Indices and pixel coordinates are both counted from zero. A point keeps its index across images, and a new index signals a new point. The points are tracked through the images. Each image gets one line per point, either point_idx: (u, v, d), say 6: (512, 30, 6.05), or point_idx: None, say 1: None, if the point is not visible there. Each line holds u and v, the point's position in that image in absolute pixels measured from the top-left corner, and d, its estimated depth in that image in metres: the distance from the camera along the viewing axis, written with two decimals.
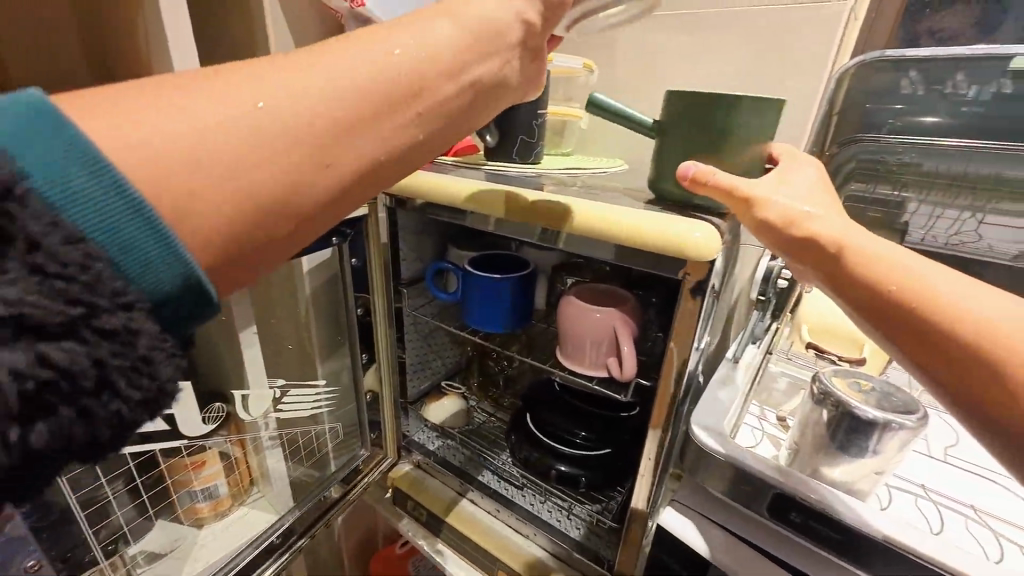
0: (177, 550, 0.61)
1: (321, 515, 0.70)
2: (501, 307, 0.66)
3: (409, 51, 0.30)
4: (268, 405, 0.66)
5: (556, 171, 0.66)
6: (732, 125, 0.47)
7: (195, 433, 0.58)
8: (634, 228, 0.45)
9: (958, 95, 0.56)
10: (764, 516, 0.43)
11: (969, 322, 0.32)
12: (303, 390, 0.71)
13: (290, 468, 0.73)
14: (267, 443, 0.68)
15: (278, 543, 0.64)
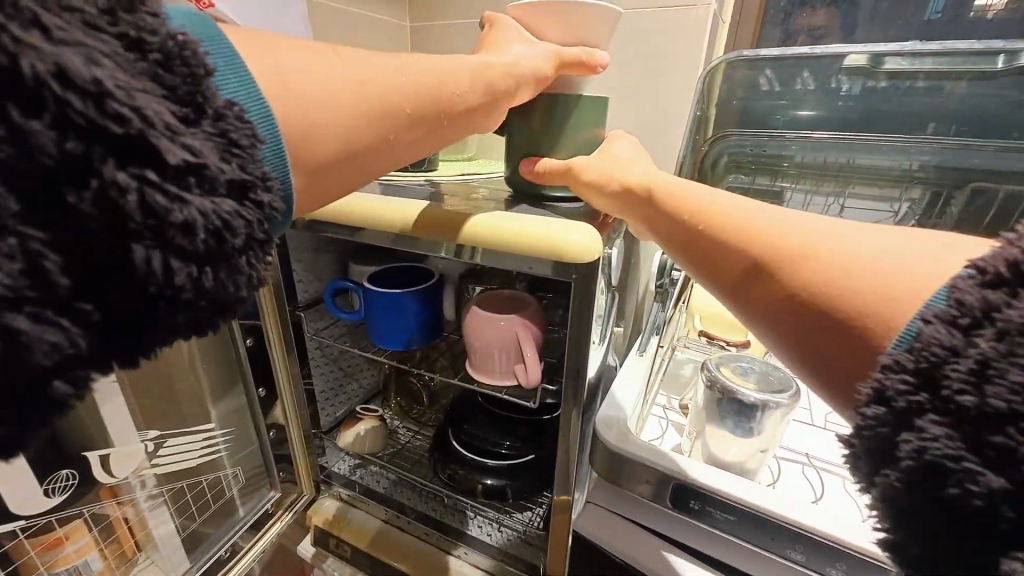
0: None
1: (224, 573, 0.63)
2: (406, 323, 0.63)
3: (453, 73, 0.42)
4: (140, 461, 0.57)
5: (451, 178, 0.64)
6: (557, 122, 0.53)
7: (36, 510, 0.49)
8: (519, 233, 0.44)
9: (807, 91, 0.60)
10: (667, 507, 0.44)
11: (736, 224, 0.36)
12: (188, 437, 0.62)
13: (183, 527, 0.64)
14: (148, 504, 0.60)
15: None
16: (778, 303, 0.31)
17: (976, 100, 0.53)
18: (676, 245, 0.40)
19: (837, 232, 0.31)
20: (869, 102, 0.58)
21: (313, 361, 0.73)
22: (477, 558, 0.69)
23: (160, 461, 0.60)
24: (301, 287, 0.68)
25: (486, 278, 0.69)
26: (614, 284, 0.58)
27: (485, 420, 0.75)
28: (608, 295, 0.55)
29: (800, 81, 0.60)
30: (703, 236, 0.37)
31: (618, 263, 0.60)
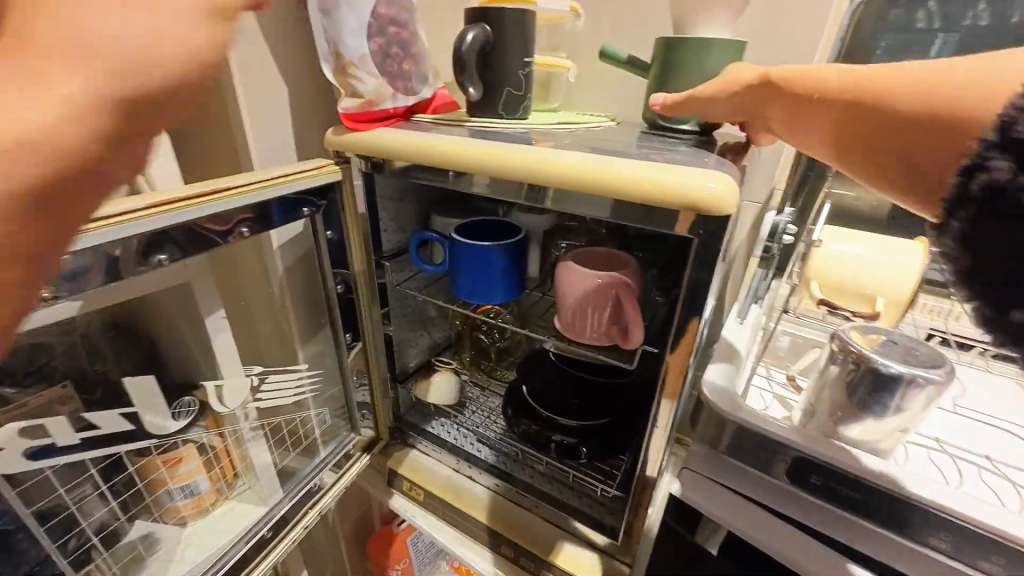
0: (161, 552, 0.58)
1: (312, 504, 0.66)
2: (493, 276, 0.62)
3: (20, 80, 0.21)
4: (246, 394, 0.61)
5: (546, 128, 0.60)
6: (687, 60, 0.57)
7: (163, 431, 0.54)
8: (647, 178, 0.40)
9: (974, 28, 0.53)
10: (782, 481, 0.42)
11: (843, 91, 0.36)
12: (283, 376, 0.66)
13: (278, 458, 0.69)
14: (250, 435, 0.64)
15: (270, 537, 0.61)
16: (902, 160, 0.33)
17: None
18: (809, 118, 0.40)
19: (939, 69, 0.32)
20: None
21: (393, 311, 0.74)
22: (548, 513, 0.70)
23: (261, 395, 0.64)
24: (385, 237, 0.68)
25: (571, 236, 0.67)
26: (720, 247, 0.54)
27: (559, 380, 0.74)
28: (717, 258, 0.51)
29: (969, 15, 0.53)
30: (820, 106, 0.38)
31: None
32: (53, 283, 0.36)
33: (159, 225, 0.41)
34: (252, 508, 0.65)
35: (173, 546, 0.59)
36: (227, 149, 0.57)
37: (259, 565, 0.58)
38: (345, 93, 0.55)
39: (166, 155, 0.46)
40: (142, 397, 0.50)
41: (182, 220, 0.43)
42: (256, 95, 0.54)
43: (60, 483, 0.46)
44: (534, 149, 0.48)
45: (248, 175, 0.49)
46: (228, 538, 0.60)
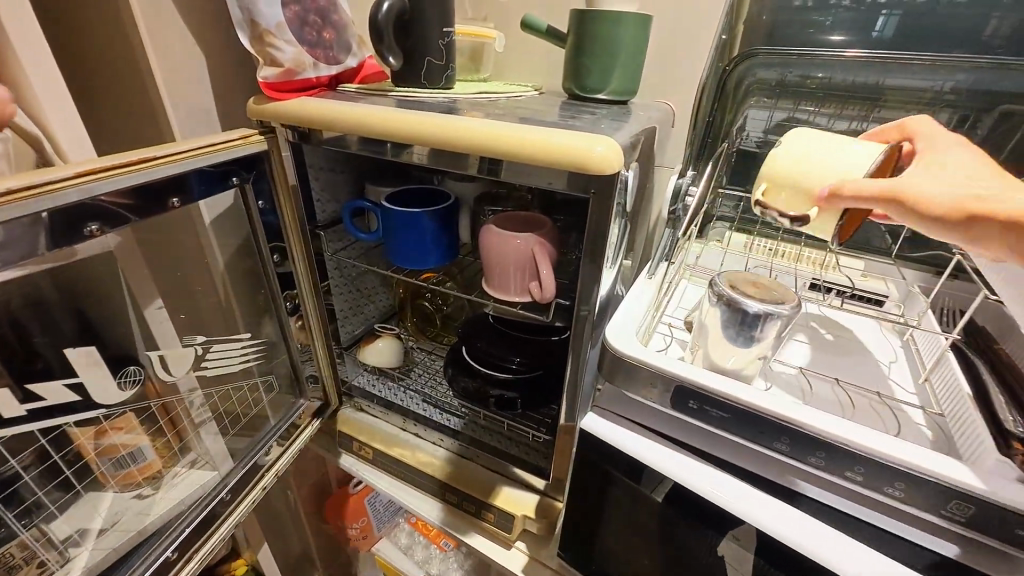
0: (120, 523, 0.59)
1: (266, 468, 0.69)
2: (425, 241, 0.65)
3: None
4: (191, 363, 0.63)
5: (469, 96, 0.63)
6: (605, 31, 0.60)
7: (111, 401, 0.55)
8: (545, 142, 0.45)
9: (871, 14, 0.60)
10: (669, 409, 0.49)
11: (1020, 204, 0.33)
12: (229, 344, 0.68)
13: (224, 435, 0.70)
14: (199, 404, 0.66)
15: (228, 499, 0.64)
16: None
17: (997, 19, 0.55)
18: (940, 224, 0.36)
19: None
20: (903, 20, 0.59)
21: (334, 280, 0.76)
22: (488, 461, 0.76)
23: (206, 365, 0.66)
24: (319, 207, 0.69)
25: (500, 202, 0.70)
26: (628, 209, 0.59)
27: (496, 340, 0.79)
28: (621, 221, 0.56)
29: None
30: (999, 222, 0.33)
31: (637, 187, 0.62)
32: None
33: (79, 197, 0.42)
34: (201, 474, 0.67)
35: (133, 517, 0.60)
36: (145, 119, 0.57)
37: (217, 524, 0.62)
38: (264, 61, 0.55)
39: (78, 126, 0.46)
40: (85, 363, 0.51)
41: (103, 189, 0.44)
42: (170, 63, 0.54)
43: (10, 453, 0.47)
44: (449, 117, 0.51)
45: (167, 146, 0.50)
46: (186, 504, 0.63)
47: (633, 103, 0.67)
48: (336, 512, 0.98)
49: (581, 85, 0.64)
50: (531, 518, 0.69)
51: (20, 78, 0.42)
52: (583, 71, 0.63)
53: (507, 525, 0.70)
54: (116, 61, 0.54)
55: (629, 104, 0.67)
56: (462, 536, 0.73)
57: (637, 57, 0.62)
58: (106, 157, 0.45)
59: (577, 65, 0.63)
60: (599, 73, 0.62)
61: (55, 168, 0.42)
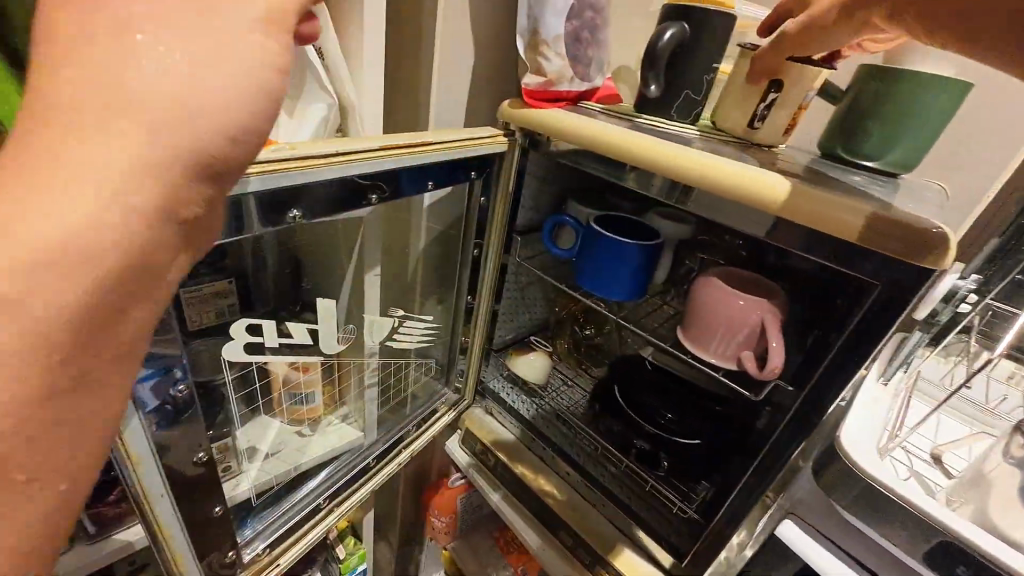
0: (282, 453, 0.64)
1: (406, 445, 0.73)
2: (623, 273, 0.63)
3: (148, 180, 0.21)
4: (385, 333, 0.68)
5: (716, 137, 0.58)
6: (912, 98, 0.51)
7: (330, 349, 0.61)
8: (829, 208, 0.40)
9: None
10: (917, 561, 0.40)
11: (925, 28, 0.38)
12: (416, 322, 0.71)
13: (379, 404, 0.74)
14: (371, 370, 0.69)
15: (371, 465, 0.68)
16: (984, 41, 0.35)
17: None
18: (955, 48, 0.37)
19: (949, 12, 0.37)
20: None
21: (507, 285, 0.77)
22: (613, 514, 0.70)
23: (395, 337, 0.69)
24: (522, 213, 0.70)
25: (703, 250, 0.67)
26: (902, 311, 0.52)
27: (657, 392, 0.73)
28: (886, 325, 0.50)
29: None
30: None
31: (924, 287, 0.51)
32: (297, 203, 0.43)
33: (370, 166, 0.46)
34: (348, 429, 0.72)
35: (293, 451, 0.65)
36: (411, 103, 0.62)
37: (360, 478, 0.66)
38: (530, 69, 0.57)
39: (376, 104, 0.50)
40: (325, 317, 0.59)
41: (389, 166, 0.48)
42: (448, 59, 0.58)
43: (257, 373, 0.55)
44: (707, 155, 0.47)
45: (435, 135, 0.54)
46: (331, 461, 0.68)
47: (905, 178, 0.57)
48: (432, 501, 1.00)
49: (850, 147, 0.56)
50: None
51: (354, 53, 0.47)
52: (859, 134, 0.55)
53: None
54: (407, 48, 0.59)
55: (901, 177, 0.57)
56: None
57: (938, 129, 0.52)
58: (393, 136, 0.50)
59: (851, 125, 0.56)
60: (880, 139, 0.54)
61: (358, 138, 0.47)
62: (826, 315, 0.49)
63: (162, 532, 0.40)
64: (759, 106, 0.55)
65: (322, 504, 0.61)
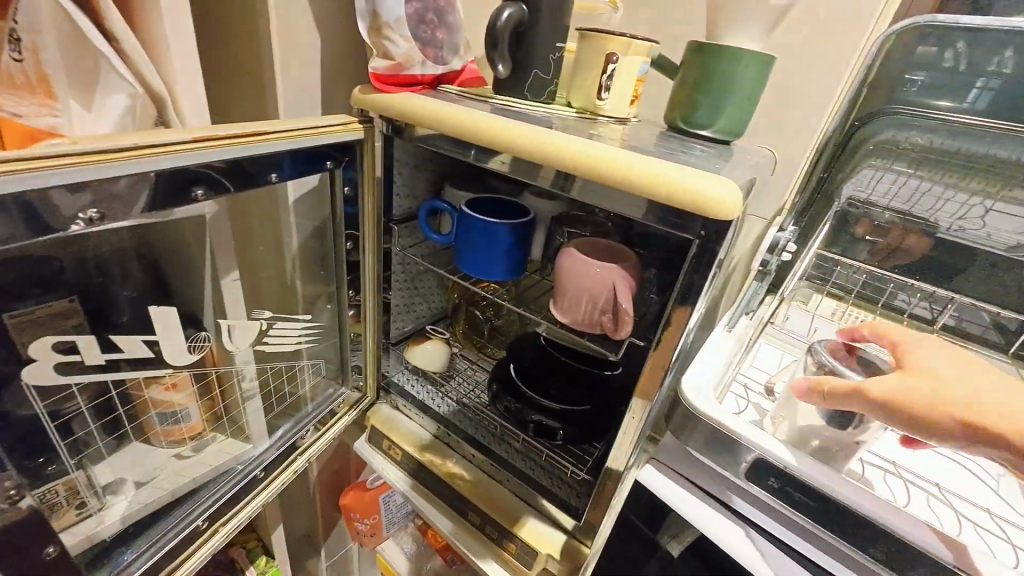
0: (158, 480, 0.59)
1: (301, 451, 0.70)
2: (497, 253, 0.64)
3: None
4: (255, 336, 0.64)
5: (568, 113, 0.61)
6: (725, 71, 0.56)
7: (178, 362, 0.55)
8: (663, 176, 0.43)
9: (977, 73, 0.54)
10: (744, 480, 0.46)
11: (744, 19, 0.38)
12: (292, 324, 0.68)
13: (267, 412, 0.71)
14: (248, 377, 0.66)
15: (262, 476, 0.64)
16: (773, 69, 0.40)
17: None
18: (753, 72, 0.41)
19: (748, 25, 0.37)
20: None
21: (395, 276, 0.76)
22: (517, 486, 0.72)
23: (266, 340, 0.66)
24: (397, 201, 0.69)
25: (576, 224, 0.66)
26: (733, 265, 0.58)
27: (548, 365, 0.76)
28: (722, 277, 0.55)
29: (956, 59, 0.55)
30: None
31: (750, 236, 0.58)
32: (98, 202, 0.39)
33: (193, 160, 0.43)
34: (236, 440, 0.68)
35: (171, 475, 0.61)
36: (256, 94, 0.59)
37: (246, 492, 0.62)
38: (377, 53, 0.56)
39: (200, 95, 0.47)
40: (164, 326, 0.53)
41: (220, 159, 0.45)
42: (287, 45, 0.55)
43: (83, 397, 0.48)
44: (553, 133, 0.49)
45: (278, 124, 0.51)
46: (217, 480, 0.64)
47: (736, 144, 0.63)
48: (351, 505, 0.97)
49: (686, 118, 0.61)
50: (555, 558, 0.66)
51: (159, 40, 0.43)
52: (693, 105, 0.60)
53: (528, 559, 0.67)
54: (241, 34, 0.56)
55: (733, 143, 0.63)
56: (478, 561, 0.71)
57: (753, 97, 0.58)
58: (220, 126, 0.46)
59: (685, 98, 0.60)
60: (709, 110, 0.59)
61: (175, 130, 0.43)
62: (668, 274, 0.53)
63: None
64: (602, 77, 0.58)
65: (202, 526, 0.57)
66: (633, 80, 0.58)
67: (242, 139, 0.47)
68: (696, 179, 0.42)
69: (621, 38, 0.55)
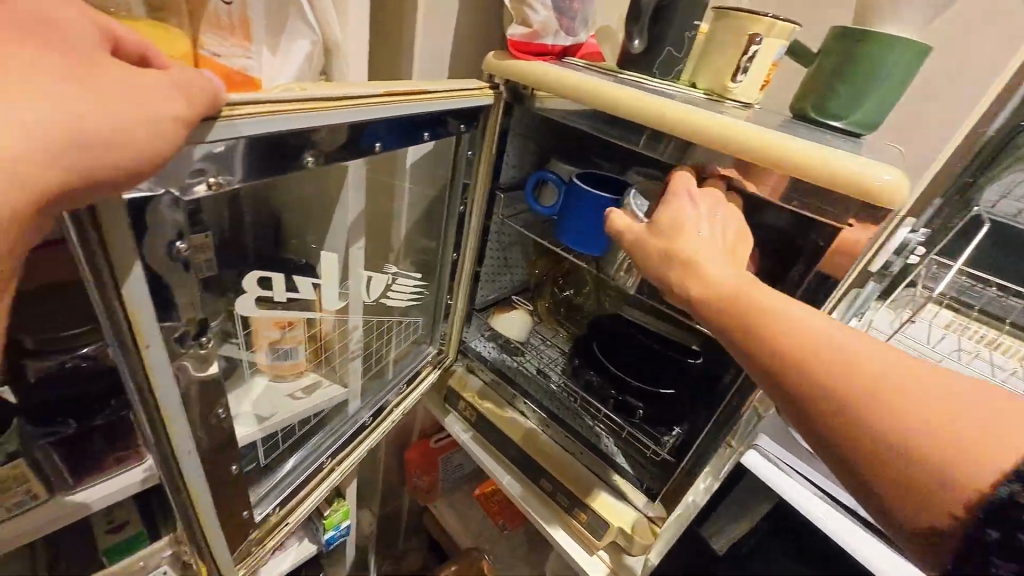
0: (269, 417, 0.59)
1: (398, 404, 0.74)
2: (599, 227, 0.65)
3: (35, 108, 0.24)
4: (383, 288, 0.67)
5: (696, 93, 0.60)
6: (875, 60, 0.54)
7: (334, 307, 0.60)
8: (820, 156, 0.44)
9: None
10: None
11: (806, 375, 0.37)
12: (409, 281, 0.71)
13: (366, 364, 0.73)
14: (352, 327, 0.65)
15: (371, 421, 0.70)
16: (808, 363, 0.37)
17: None
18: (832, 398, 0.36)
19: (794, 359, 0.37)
20: None
21: (491, 245, 0.79)
22: (589, 459, 0.75)
23: (388, 296, 0.69)
24: (505, 169, 0.71)
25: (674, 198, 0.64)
26: (869, 267, 0.56)
27: (629, 344, 0.77)
28: (855, 273, 0.54)
29: None
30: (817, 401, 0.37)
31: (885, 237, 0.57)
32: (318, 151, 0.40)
33: (392, 114, 0.45)
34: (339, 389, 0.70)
35: (287, 414, 0.61)
36: (393, 51, 0.61)
37: (351, 437, 0.67)
38: (516, 20, 0.58)
39: (362, 47, 0.50)
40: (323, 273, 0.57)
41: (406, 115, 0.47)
42: (432, 5, 0.57)
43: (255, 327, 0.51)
44: (706, 112, 0.49)
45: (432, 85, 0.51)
46: (317, 428, 0.68)
47: (868, 139, 0.61)
48: (415, 461, 1.02)
49: (819, 107, 0.59)
50: (626, 534, 0.67)
51: None
52: (827, 96, 0.58)
53: (599, 530, 0.69)
54: None
55: (865, 137, 0.61)
56: (549, 527, 0.73)
57: (899, 89, 0.55)
58: (393, 82, 0.47)
59: (822, 85, 0.58)
60: (849, 100, 0.56)
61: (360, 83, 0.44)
62: (797, 263, 0.52)
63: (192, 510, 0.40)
64: (741, 60, 0.56)
65: (321, 465, 0.62)
66: (771, 63, 0.56)
67: (415, 96, 0.47)
68: (848, 158, 0.44)
69: (764, 18, 0.53)
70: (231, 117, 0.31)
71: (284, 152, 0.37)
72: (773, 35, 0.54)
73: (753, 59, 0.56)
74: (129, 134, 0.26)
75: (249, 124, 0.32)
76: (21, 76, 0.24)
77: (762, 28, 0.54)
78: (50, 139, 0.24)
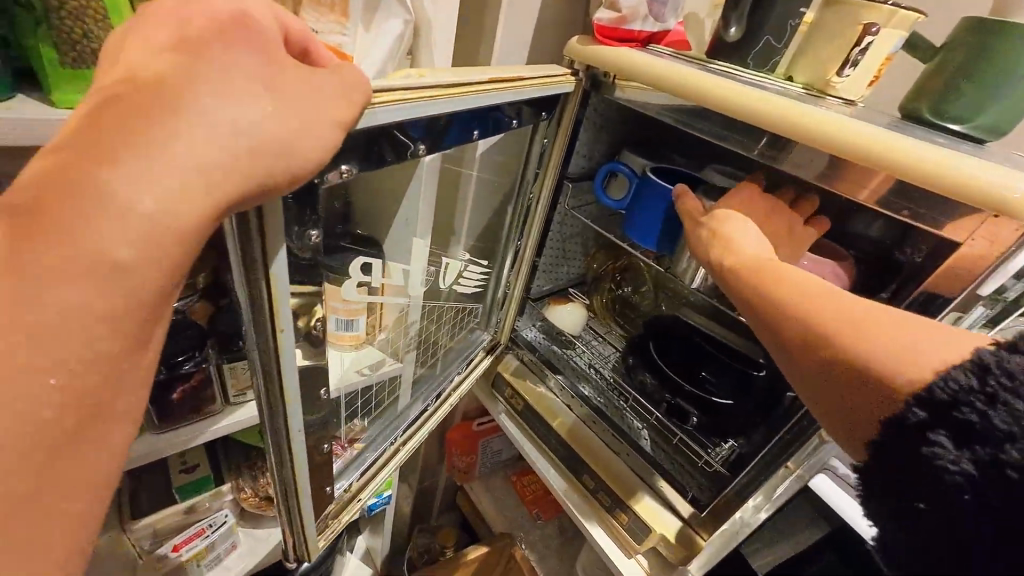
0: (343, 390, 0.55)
1: (456, 388, 0.74)
2: (668, 225, 0.62)
3: (175, 81, 0.25)
4: (456, 275, 0.69)
5: (793, 86, 0.55)
6: (1015, 54, 0.47)
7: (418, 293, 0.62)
8: (940, 162, 0.40)
9: None
10: None
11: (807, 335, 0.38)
12: (476, 268, 0.73)
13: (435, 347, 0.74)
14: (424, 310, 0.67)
15: (433, 405, 0.70)
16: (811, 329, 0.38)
17: None
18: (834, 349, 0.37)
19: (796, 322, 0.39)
20: None
21: (553, 236, 0.78)
22: (636, 462, 0.72)
23: (459, 282, 0.71)
24: (576, 159, 0.69)
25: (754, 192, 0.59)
26: None
27: (685, 347, 0.74)
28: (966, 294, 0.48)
29: None
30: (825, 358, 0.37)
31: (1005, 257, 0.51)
32: None
33: (489, 101, 0.45)
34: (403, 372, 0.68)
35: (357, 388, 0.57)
36: (476, 34, 0.61)
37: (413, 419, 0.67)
38: (605, 3, 0.56)
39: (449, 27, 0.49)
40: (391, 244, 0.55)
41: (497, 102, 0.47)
42: None
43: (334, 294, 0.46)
44: (810, 111, 0.45)
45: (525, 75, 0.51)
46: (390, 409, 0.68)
47: (994, 145, 0.54)
48: (457, 442, 1.04)
49: (937, 108, 0.52)
50: (669, 542, 0.66)
51: None
52: (948, 94, 0.52)
53: (640, 535, 0.68)
54: None
55: (990, 142, 0.54)
56: (586, 523, 0.73)
57: None
58: (484, 70, 0.46)
59: (943, 82, 0.52)
60: (976, 100, 0.50)
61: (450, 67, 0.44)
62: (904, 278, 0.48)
63: (294, 488, 0.41)
64: (852, 51, 0.51)
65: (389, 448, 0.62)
66: (885, 58, 0.51)
67: (504, 82, 0.47)
68: (971, 164, 0.39)
69: (885, 5, 0.48)
70: (372, 105, 0.32)
71: (399, 138, 0.37)
72: (893, 25, 0.49)
73: (865, 52, 0.51)
74: (274, 121, 0.26)
75: (384, 111, 0.32)
76: (172, 61, 0.25)
77: (881, 19, 0.49)
78: (202, 128, 0.25)
